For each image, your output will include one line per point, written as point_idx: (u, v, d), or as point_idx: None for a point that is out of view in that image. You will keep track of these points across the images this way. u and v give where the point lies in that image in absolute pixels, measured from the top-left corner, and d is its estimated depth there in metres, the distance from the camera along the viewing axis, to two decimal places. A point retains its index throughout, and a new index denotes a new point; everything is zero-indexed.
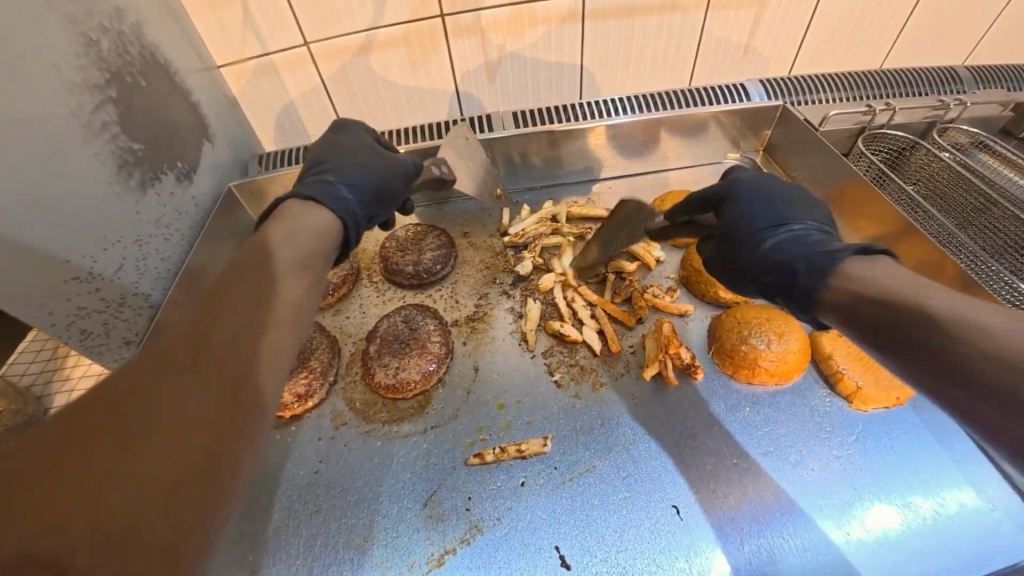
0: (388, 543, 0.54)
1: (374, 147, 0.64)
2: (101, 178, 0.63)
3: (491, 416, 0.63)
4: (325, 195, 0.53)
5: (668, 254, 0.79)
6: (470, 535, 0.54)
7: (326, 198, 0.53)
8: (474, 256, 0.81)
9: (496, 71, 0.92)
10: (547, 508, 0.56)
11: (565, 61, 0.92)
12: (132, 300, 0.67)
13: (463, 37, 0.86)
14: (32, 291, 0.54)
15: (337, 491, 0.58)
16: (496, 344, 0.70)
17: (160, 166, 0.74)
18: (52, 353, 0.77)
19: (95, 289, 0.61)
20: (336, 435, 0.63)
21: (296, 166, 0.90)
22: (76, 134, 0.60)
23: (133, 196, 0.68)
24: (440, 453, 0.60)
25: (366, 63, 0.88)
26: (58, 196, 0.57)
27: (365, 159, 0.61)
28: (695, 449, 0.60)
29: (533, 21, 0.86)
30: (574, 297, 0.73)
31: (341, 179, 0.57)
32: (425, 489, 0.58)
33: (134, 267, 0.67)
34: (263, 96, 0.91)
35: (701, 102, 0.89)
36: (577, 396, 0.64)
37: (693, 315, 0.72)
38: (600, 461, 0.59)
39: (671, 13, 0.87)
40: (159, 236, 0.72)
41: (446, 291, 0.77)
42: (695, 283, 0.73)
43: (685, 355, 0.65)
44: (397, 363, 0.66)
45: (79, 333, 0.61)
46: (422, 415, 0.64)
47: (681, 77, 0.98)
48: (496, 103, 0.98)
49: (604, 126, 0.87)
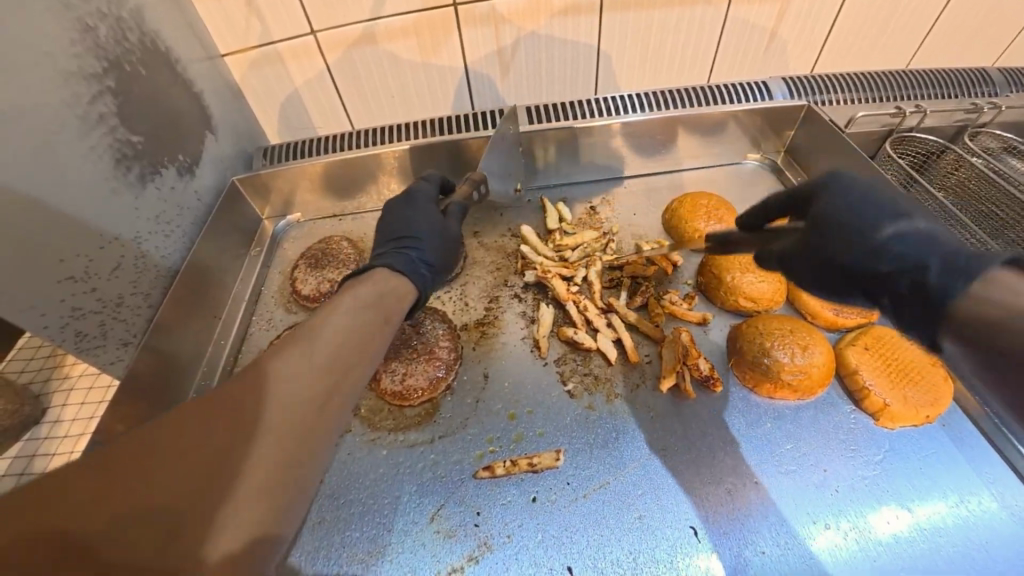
0: (394, 558, 0.52)
1: (442, 220, 0.67)
2: (98, 171, 0.60)
3: (502, 426, 0.61)
4: (408, 268, 0.60)
5: (685, 259, 0.77)
6: (478, 553, 0.52)
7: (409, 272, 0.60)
8: (486, 257, 0.79)
9: (509, 64, 0.89)
10: (561, 527, 0.53)
11: (581, 55, 0.89)
12: (130, 300, 0.64)
13: (476, 27, 0.83)
14: (23, 291, 0.51)
15: (341, 501, 0.56)
16: (507, 351, 0.68)
17: (161, 159, 0.71)
18: (49, 354, 0.75)
19: (91, 289, 0.58)
20: (340, 444, 0.60)
21: (301, 159, 0.88)
22: (72, 125, 0.57)
23: (132, 190, 0.65)
24: (448, 465, 0.58)
25: (375, 53, 0.85)
26: (51, 190, 0.54)
27: (438, 233, 0.66)
28: (714, 466, 0.57)
29: (550, 12, 0.83)
30: (587, 302, 0.71)
31: (421, 252, 0.63)
32: (432, 504, 0.55)
33: (132, 266, 0.65)
34: (268, 86, 0.88)
35: (720, 99, 0.86)
36: (591, 407, 0.62)
37: (711, 324, 0.69)
38: (614, 477, 0.57)
39: (692, 6, 0.84)
40: (159, 233, 0.70)
41: (455, 293, 0.74)
42: (714, 290, 0.71)
43: (703, 365, 0.62)
44: (404, 369, 0.64)
45: (74, 335, 0.57)
46: (429, 423, 0.62)
47: (700, 73, 0.94)
48: (507, 98, 0.95)
49: (620, 123, 0.84)
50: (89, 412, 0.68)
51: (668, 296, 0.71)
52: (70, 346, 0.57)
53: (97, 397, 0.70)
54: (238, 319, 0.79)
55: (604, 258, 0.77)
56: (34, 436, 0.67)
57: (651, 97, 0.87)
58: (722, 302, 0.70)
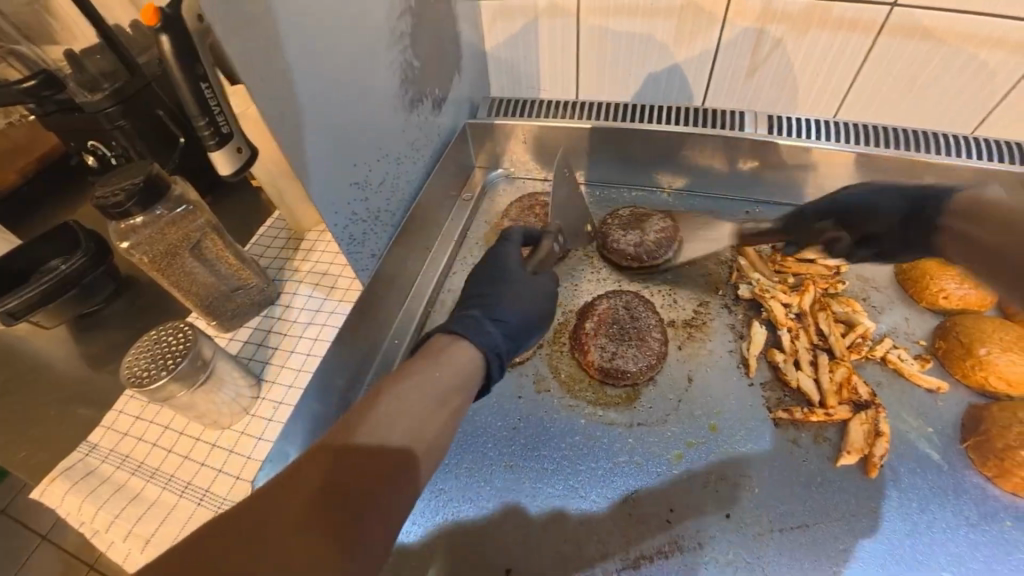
0: (583, 523, 0.56)
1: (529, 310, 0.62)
2: (389, 88, 0.65)
3: (701, 434, 0.61)
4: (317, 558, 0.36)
5: (917, 317, 0.70)
6: (668, 549, 0.54)
7: (477, 340, 0.55)
8: (698, 259, 0.78)
9: (759, 66, 0.86)
10: (752, 551, 0.54)
11: (839, 72, 0.83)
12: (382, 217, 0.70)
13: (742, 20, 0.80)
14: (326, 186, 0.57)
15: (534, 454, 0.60)
16: (713, 359, 0.67)
17: (426, 89, 0.74)
18: (288, 236, 0.82)
19: (363, 198, 0.64)
20: (539, 400, 0.64)
21: (524, 118, 0.89)
22: (384, 38, 0.62)
23: (404, 113, 0.69)
24: (647, 455, 0.60)
25: (629, 26, 0.84)
26: (356, 94, 0.59)
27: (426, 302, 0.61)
28: (930, 545, 0.54)
29: (823, 22, 0.77)
30: (802, 333, 0.68)
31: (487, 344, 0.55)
32: (626, 486, 0.58)
33: (389, 185, 0.70)
34: (513, 38, 0.90)
35: (977, 156, 0.79)
36: (795, 441, 0.61)
37: (944, 394, 0.63)
38: (815, 523, 0.55)
39: (993, 48, 0.74)
40: (411, 158, 0.74)
41: (664, 288, 0.75)
42: (954, 357, 0.63)
43: (862, 390, 0.62)
44: (614, 349, 0.66)
45: (347, 239, 0.64)
46: (629, 407, 0.64)
47: (964, 125, 0.85)
48: (742, 99, 0.92)
49: (863, 155, 0.81)
50: (331, 308, 0.71)
51: (897, 350, 0.65)
52: (342, 248, 0.63)
53: (326, 288, 0.75)
54: (443, 261, 0.84)
55: (826, 294, 0.72)
56: (269, 314, 0.73)
57: (898, 134, 0.81)
58: (964, 374, 0.63)
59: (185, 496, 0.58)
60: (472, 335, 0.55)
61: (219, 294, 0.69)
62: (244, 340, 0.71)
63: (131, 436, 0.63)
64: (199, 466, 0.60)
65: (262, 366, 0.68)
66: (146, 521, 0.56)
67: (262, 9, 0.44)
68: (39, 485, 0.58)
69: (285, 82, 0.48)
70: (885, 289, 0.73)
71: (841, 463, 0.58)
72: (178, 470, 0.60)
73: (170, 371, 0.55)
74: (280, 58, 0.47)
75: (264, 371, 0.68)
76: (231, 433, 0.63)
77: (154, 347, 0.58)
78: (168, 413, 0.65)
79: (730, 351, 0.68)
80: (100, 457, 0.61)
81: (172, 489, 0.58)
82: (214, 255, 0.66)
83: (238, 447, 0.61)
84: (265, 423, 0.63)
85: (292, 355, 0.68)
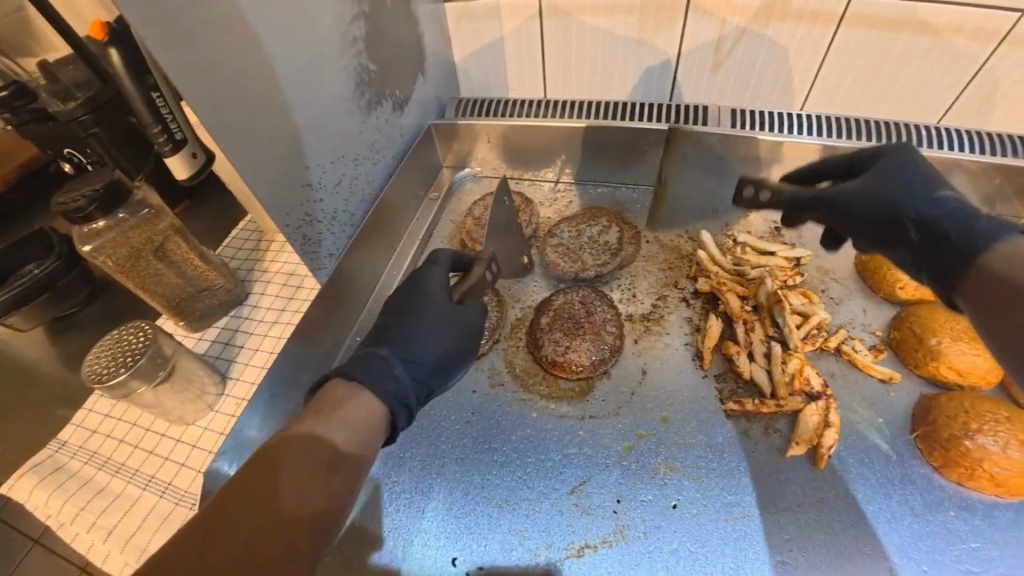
0: (530, 514, 0.57)
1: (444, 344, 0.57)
2: (344, 91, 0.66)
3: (652, 427, 0.62)
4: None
5: (875, 308, 0.70)
6: (614, 539, 0.55)
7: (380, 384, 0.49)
8: (659, 254, 0.78)
9: (723, 61, 0.86)
10: (698, 541, 0.55)
11: (801, 64, 0.83)
12: (341, 217, 0.71)
13: (702, 15, 0.80)
14: (279, 187, 0.59)
15: (486, 447, 0.61)
16: (668, 353, 0.68)
17: (386, 91, 0.75)
18: (259, 238, 0.84)
19: (319, 198, 0.66)
20: (494, 394, 0.65)
21: (489, 117, 0.90)
22: (336, 43, 0.63)
23: (362, 115, 0.71)
24: (598, 447, 0.61)
25: (591, 24, 0.85)
26: (308, 98, 0.60)
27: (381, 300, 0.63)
28: (874, 534, 0.54)
29: (783, 14, 0.77)
30: (757, 325, 0.68)
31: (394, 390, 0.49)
32: (575, 478, 0.59)
33: (348, 185, 0.71)
34: (479, 39, 0.92)
35: (939, 144, 0.79)
36: (746, 432, 0.61)
37: (897, 385, 0.63)
38: (761, 513, 0.56)
39: (952, 36, 0.74)
40: (371, 159, 0.76)
41: (624, 282, 0.76)
42: (908, 349, 0.63)
43: (814, 381, 0.62)
44: (568, 343, 0.67)
45: (302, 239, 0.65)
46: (582, 400, 0.65)
47: (930, 114, 0.85)
48: (708, 94, 0.92)
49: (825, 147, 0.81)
50: (295, 307, 0.73)
51: (851, 341, 0.66)
52: (297, 249, 0.65)
53: (292, 287, 0.76)
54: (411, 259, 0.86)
55: (784, 286, 0.72)
56: (237, 314, 0.75)
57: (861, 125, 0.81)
58: (916, 364, 0.63)
59: (149, 489, 0.59)
60: (375, 381, 0.49)
61: (186, 294, 0.71)
62: (212, 340, 0.73)
63: (100, 432, 0.65)
64: (163, 461, 0.62)
65: (227, 365, 0.70)
66: (109, 513, 0.57)
67: (206, 19, 0.46)
68: (9, 480, 0.60)
69: (232, 88, 0.50)
70: (844, 280, 0.73)
71: (790, 454, 0.59)
72: (142, 465, 0.62)
73: (129, 368, 0.56)
74: (226, 65, 0.49)
75: (229, 369, 0.70)
76: (195, 429, 0.64)
77: (115, 346, 0.60)
78: (136, 411, 0.67)
79: (685, 344, 0.69)
80: (70, 453, 0.63)
81: (135, 483, 0.60)
82: (178, 257, 0.68)
83: (201, 442, 0.63)
84: (228, 419, 0.65)
85: (257, 354, 0.70)
